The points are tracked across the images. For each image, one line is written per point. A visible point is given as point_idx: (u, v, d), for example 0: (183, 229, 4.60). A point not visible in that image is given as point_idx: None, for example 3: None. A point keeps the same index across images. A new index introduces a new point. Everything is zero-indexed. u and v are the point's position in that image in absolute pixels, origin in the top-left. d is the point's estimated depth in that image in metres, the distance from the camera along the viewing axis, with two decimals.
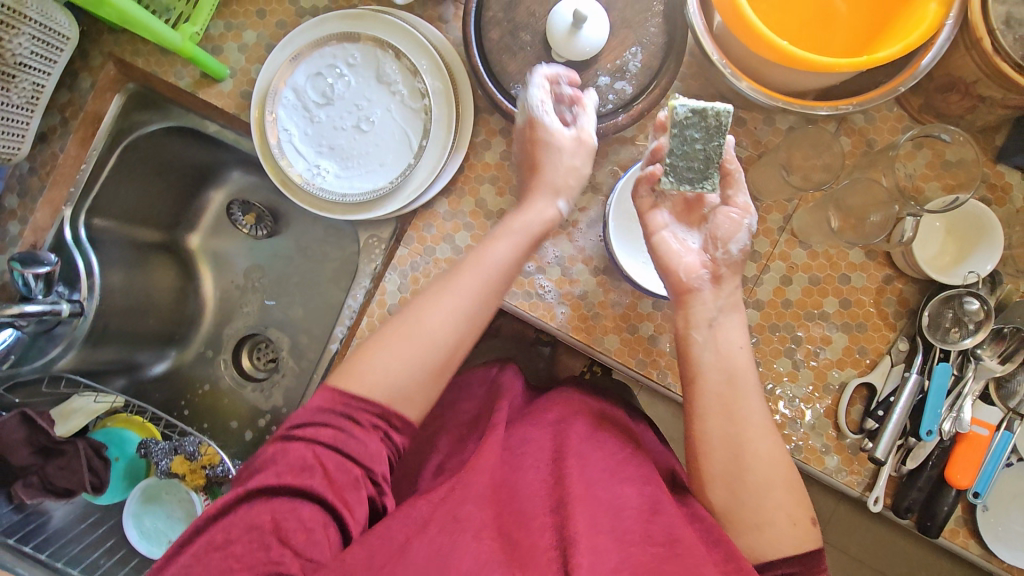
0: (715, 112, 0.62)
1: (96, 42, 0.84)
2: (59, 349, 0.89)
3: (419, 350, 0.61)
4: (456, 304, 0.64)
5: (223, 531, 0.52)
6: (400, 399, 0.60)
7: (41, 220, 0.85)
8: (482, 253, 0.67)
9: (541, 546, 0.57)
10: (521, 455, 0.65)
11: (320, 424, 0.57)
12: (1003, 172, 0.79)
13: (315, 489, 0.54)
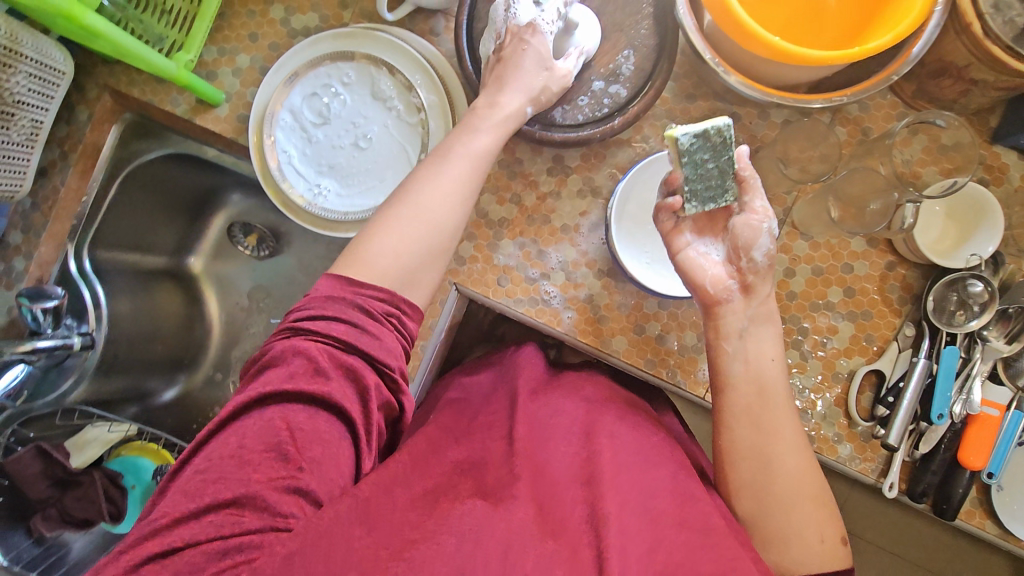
0: (717, 130, 0.62)
1: (91, 74, 0.84)
2: (70, 382, 0.90)
3: (421, 232, 0.63)
4: (453, 189, 0.65)
5: (236, 435, 0.51)
6: (403, 283, 0.62)
7: (45, 255, 0.85)
8: (470, 145, 0.67)
9: (574, 518, 0.57)
10: (549, 428, 0.66)
11: (331, 318, 0.58)
12: (999, 152, 0.79)
13: (331, 397, 0.54)
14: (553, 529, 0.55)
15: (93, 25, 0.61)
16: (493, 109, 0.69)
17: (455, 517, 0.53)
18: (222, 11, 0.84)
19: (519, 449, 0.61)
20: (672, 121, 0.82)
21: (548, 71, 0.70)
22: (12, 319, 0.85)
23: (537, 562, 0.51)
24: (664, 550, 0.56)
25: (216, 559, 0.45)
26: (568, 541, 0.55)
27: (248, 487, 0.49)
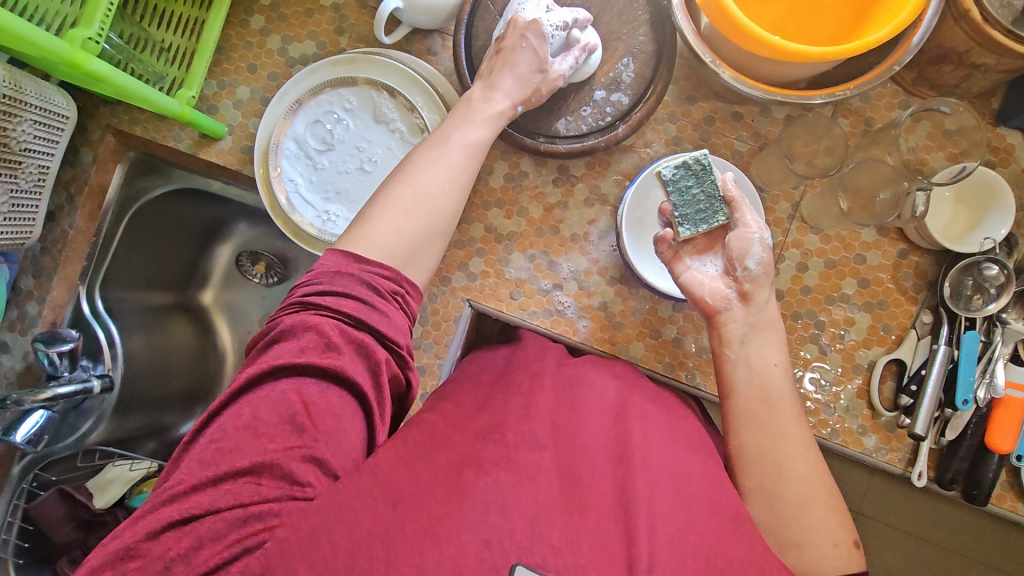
0: (694, 159, 0.70)
1: (93, 115, 0.85)
2: (89, 423, 0.91)
3: (422, 211, 0.62)
4: (451, 175, 0.65)
5: (250, 408, 0.50)
6: (405, 261, 0.61)
7: (58, 298, 0.86)
8: (467, 133, 0.67)
9: (600, 489, 0.54)
10: (576, 400, 0.62)
11: (339, 294, 0.56)
12: (1004, 134, 0.79)
13: (343, 372, 0.53)
14: (580, 502, 0.52)
15: (97, 71, 0.62)
16: (488, 104, 0.70)
17: (481, 491, 0.50)
18: (220, 45, 0.84)
19: (546, 419, 0.57)
20: (674, 124, 0.82)
21: (542, 73, 0.70)
22: (28, 364, 0.86)
23: (563, 535, 0.48)
24: (698, 530, 0.51)
25: (237, 526, 0.45)
26: (594, 514, 0.51)
27: (264, 457, 0.48)
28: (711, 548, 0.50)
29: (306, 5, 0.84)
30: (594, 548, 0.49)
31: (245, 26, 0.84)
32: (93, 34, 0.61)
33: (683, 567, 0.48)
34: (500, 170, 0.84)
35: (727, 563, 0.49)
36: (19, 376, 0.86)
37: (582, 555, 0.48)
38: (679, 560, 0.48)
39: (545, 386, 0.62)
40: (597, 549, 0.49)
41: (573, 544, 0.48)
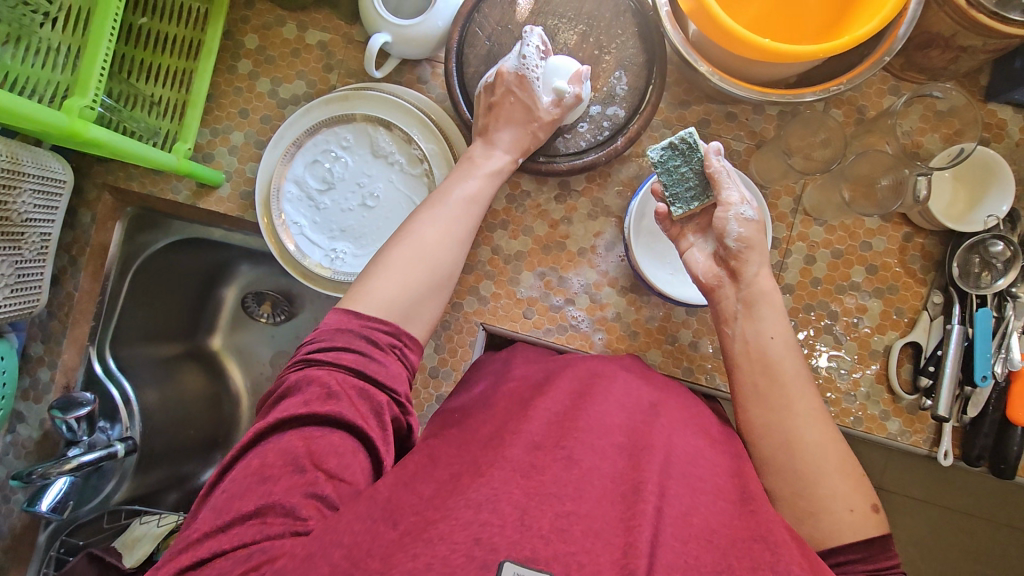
0: (679, 138, 0.66)
1: (88, 175, 0.85)
2: (112, 484, 0.92)
3: (424, 266, 0.62)
4: (449, 231, 0.65)
5: (260, 459, 0.50)
6: (407, 316, 0.60)
7: (69, 361, 0.87)
8: (463, 185, 0.68)
9: (600, 472, 0.51)
10: (595, 389, 0.60)
11: (339, 348, 0.55)
12: (994, 110, 0.80)
13: (346, 417, 0.52)
14: (576, 487, 0.49)
15: (95, 137, 0.62)
16: (488, 160, 0.71)
17: (474, 489, 0.47)
18: (210, 93, 0.84)
19: (546, 416, 0.55)
20: (670, 130, 0.83)
21: (537, 122, 0.72)
22: (46, 432, 0.88)
23: (554, 525, 0.46)
24: (702, 514, 0.49)
25: (242, 562, 0.44)
26: (591, 498, 0.49)
27: (272, 503, 0.47)
28: (719, 531, 0.48)
29: (293, 45, 0.84)
30: (587, 535, 0.46)
31: (233, 72, 0.84)
32: (89, 102, 0.61)
33: (687, 549, 0.46)
34: (501, 192, 0.84)
35: (733, 544, 0.47)
36: (38, 444, 0.88)
37: (574, 543, 0.45)
38: (683, 542, 0.46)
39: (556, 383, 0.61)
40: (590, 534, 0.46)
41: (564, 532, 0.46)
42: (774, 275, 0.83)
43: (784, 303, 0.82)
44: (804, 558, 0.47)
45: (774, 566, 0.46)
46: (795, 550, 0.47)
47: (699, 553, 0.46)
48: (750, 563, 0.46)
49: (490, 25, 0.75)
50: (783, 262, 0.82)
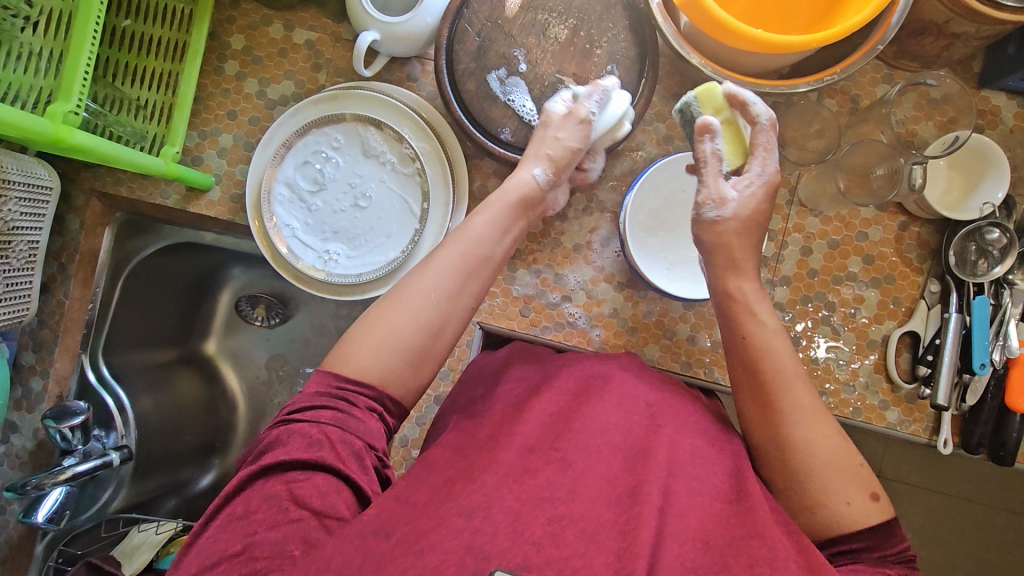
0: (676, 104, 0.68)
1: (76, 181, 0.84)
2: (109, 492, 0.91)
3: (410, 330, 0.57)
4: (435, 282, 0.60)
5: (244, 503, 0.48)
6: (391, 380, 0.56)
7: (62, 370, 0.86)
8: (465, 227, 0.64)
9: (594, 472, 0.51)
10: (591, 389, 0.59)
11: (317, 405, 0.53)
12: (988, 96, 0.80)
13: (327, 461, 0.50)
14: (569, 490, 0.49)
15: (80, 143, 0.61)
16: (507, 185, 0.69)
17: (466, 496, 0.48)
18: (197, 95, 0.83)
19: (541, 417, 0.55)
20: (663, 123, 0.82)
21: (551, 132, 0.71)
22: (40, 442, 0.87)
23: (546, 531, 0.46)
24: (697, 516, 0.50)
25: None
26: (585, 501, 0.49)
27: (256, 542, 0.45)
28: (715, 531, 0.48)
29: (280, 45, 0.83)
30: (580, 538, 0.46)
31: (220, 73, 0.83)
32: (73, 107, 0.59)
33: (685, 551, 0.46)
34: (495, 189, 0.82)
35: (731, 544, 0.47)
36: (32, 454, 0.87)
37: (566, 547, 0.46)
38: (681, 545, 0.46)
39: (554, 382, 0.60)
40: (583, 539, 0.47)
41: (556, 537, 0.46)
42: (770, 267, 0.82)
43: (781, 295, 0.82)
44: (803, 554, 0.47)
45: (772, 563, 0.46)
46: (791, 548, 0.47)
47: (696, 555, 0.46)
48: (748, 560, 0.46)
49: (479, 21, 0.74)
50: (780, 254, 0.82)
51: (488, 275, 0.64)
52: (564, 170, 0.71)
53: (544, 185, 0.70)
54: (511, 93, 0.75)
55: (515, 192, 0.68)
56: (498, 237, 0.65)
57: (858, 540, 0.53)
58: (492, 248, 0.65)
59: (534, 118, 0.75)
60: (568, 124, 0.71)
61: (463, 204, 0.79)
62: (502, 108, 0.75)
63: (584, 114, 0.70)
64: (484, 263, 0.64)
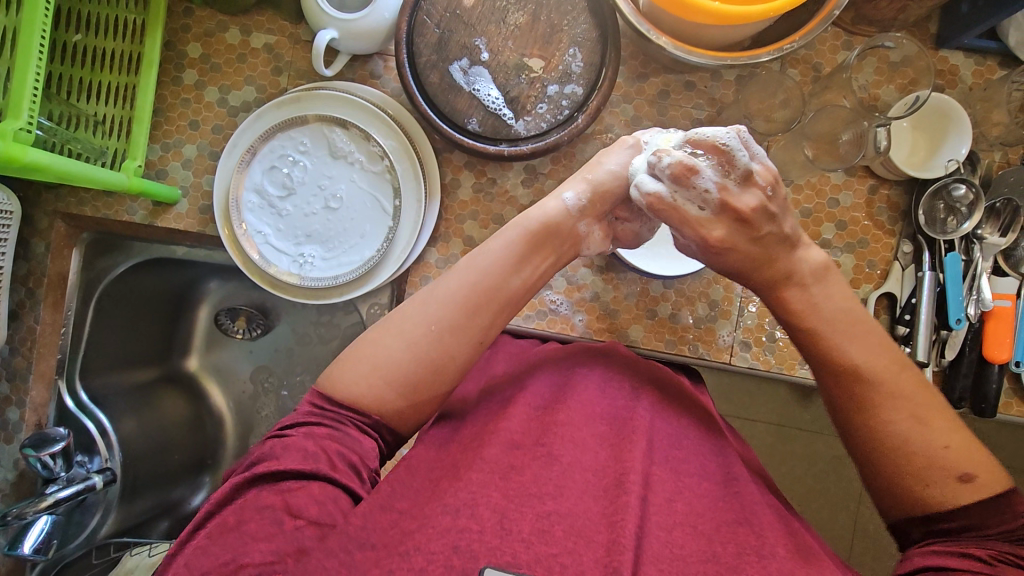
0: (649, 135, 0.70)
1: (38, 204, 0.82)
2: (97, 517, 0.89)
3: (410, 368, 0.55)
4: (435, 315, 0.57)
5: (236, 513, 0.47)
6: (390, 415, 0.55)
7: (38, 398, 0.85)
8: (473, 259, 0.61)
9: (581, 465, 0.51)
10: (575, 377, 0.60)
11: (311, 422, 0.53)
12: (947, 56, 0.81)
13: (322, 472, 0.49)
14: (556, 485, 0.49)
15: (35, 161, 0.59)
16: (540, 209, 0.64)
17: (451, 495, 0.47)
18: (157, 107, 0.82)
19: (526, 413, 0.55)
20: (630, 104, 0.82)
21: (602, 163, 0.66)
22: (21, 472, 0.86)
23: (533, 527, 0.46)
24: (687, 499, 0.51)
25: None
26: (572, 496, 0.49)
27: (249, 556, 0.44)
28: (704, 516, 0.50)
29: (238, 50, 0.81)
30: (569, 535, 0.46)
31: (178, 83, 0.82)
32: (24, 124, 0.58)
33: (671, 538, 0.47)
34: (467, 181, 0.81)
35: (718, 528, 0.49)
36: (14, 485, 0.86)
37: (555, 544, 0.45)
38: (667, 531, 0.47)
39: (536, 376, 0.60)
40: (571, 535, 0.46)
41: (545, 534, 0.46)
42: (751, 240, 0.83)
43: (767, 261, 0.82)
44: (789, 536, 0.50)
45: (760, 549, 0.48)
46: (780, 533, 0.50)
47: (684, 541, 0.48)
48: (735, 547, 0.48)
49: (437, 12, 0.74)
50: None
51: (499, 310, 0.60)
52: (602, 199, 0.65)
53: (574, 211, 0.64)
54: (476, 82, 0.74)
55: (538, 216, 0.63)
56: (509, 271, 0.61)
57: (953, 519, 0.52)
58: (503, 278, 0.60)
59: (500, 106, 0.74)
60: (618, 151, 0.66)
61: (436, 197, 0.79)
62: (467, 99, 0.74)
63: (635, 142, 0.67)
64: (497, 295, 0.60)
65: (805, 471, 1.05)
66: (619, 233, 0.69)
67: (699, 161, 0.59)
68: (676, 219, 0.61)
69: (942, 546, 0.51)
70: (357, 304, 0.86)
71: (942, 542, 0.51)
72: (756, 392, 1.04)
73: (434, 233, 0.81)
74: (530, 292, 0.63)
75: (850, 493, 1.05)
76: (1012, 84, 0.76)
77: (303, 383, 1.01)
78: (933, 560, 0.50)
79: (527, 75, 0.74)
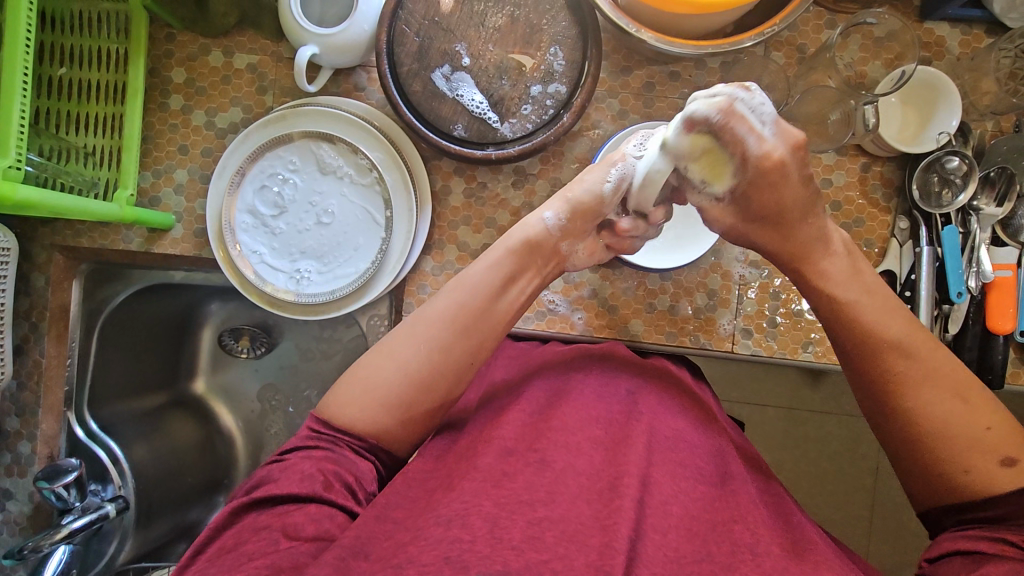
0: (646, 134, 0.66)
1: (35, 238, 0.83)
2: (115, 544, 0.90)
3: (409, 385, 0.56)
4: (427, 335, 0.57)
5: (235, 536, 0.48)
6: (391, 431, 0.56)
7: (48, 430, 0.86)
8: (461, 277, 0.61)
9: (576, 469, 0.51)
10: (570, 383, 0.60)
11: (308, 445, 0.54)
12: (932, 28, 0.80)
13: (316, 492, 0.50)
14: (549, 491, 0.49)
15: (26, 198, 0.60)
16: (521, 226, 0.64)
17: (444, 506, 0.48)
18: (147, 134, 0.82)
19: (521, 418, 0.56)
20: (616, 98, 0.82)
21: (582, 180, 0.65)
22: (36, 505, 0.87)
23: (525, 534, 0.46)
24: (681, 501, 0.51)
25: None
26: (565, 501, 0.49)
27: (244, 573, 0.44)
28: (699, 517, 0.50)
29: (221, 72, 0.82)
30: (560, 540, 0.46)
31: (165, 109, 0.82)
32: (13, 162, 0.59)
33: (667, 540, 0.47)
34: (457, 187, 0.82)
35: (714, 529, 0.49)
36: (30, 518, 0.87)
37: (547, 550, 0.45)
38: (662, 534, 0.47)
39: (534, 382, 0.61)
40: (564, 540, 0.46)
41: (537, 540, 0.46)
42: None
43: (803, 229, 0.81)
44: (780, 531, 0.51)
45: (754, 547, 0.48)
46: (774, 530, 0.50)
47: (679, 543, 0.48)
48: (730, 546, 0.48)
49: (416, 21, 0.73)
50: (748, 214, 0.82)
51: (488, 329, 0.60)
52: (581, 218, 0.65)
53: (554, 230, 0.64)
54: (459, 88, 0.74)
55: (519, 235, 0.63)
56: (496, 289, 0.61)
57: (989, 509, 0.52)
58: (493, 294, 0.61)
59: (484, 110, 0.74)
60: (598, 167, 0.65)
61: (427, 204, 0.80)
62: (451, 105, 0.74)
63: (618, 156, 0.65)
64: (485, 311, 0.60)
65: (818, 454, 1.05)
66: (616, 246, 0.69)
67: (739, 92, 0.55)
68: (737, 141, 0.56)
69: (977, 531, 0.51)
70: (357, 317, 0.86)
71: (974, 528, 0.52)
72: (765, 376, 1.03)
73: (428, 241, 0.82)
74: (516, 313, 0.63)
75: (864, 473, 1.04)
76: (999, 52, 0.76)
77: (309, 398, 1.01)
78: (961, 545, 0.51)
79: (511, 77, 0.74)
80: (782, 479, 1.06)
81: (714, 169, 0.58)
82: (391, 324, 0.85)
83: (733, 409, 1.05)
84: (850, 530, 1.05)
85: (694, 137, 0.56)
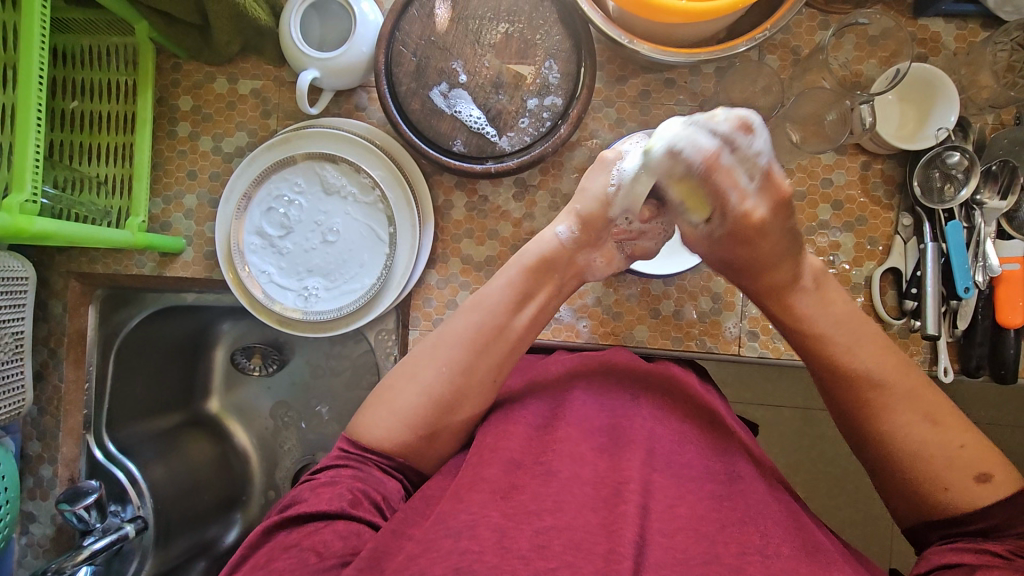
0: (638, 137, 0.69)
1: (52, 266, 0.85)
2: (136, 563, 0.91)
3: (416, 401, 0.57)
4: (446, 353, 0.59)
5: (267, 553, 0.50)
6: (400, 446, 0.57)
7: (69, 453, 0.88)
8: (475, 294, 0.62)
9: (581, 478, 0.52)
10: (570, 394, 0.61)
11: (338, 465, 0.56)
12: (926, 24, 0.80)
13: (344, 510, 0.51)
14: (555, 500, 0.50)
15: (41, 230, 0.62)
16: (534, 242, 0.65)
17: (453, 517, 0.48)
18: (156, 161, 0.85)
19: (525, 430, 0.57)
20: (612, 108, 0.83)
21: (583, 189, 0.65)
22: (59, 526, 0.89)
23: (532, 543, 0.47)
24: (689, 503, 0.51)
25: None
26: (571, 509, 0.50)
27: None
28: (706, 518, 0.50)
29: (227, 98, 0.84)
30: (567, 548, 0.47)
31: (173, 136, 0.84)
32: (28, 196, 0.61)
33: (673, 543, 0.48)
34: (459, 201, 0.83)
35: (722, 529, 0.49)
36: (53, 540, 0.89)
37: (553, 559, 0.46)
38: (668, 537, 0.48)
39: (537, 394, 0.62)
40: (570, 548, 0.47)
41: (544, 549, 0.47)
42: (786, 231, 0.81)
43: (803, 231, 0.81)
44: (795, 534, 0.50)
45: (763, 548, 0.48)
46: (783, 529, 0.50)
47: (686, 545, 0.48)
48: (738, 545, 0.48)
49: (413, 41, 0.75)
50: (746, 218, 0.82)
51: (506, 344, 0.61)
52: (592, 228, 0.64)
53: (568, 243, 0.64)
54: (457, 105, 0.76)
55: (533, 252, 0.64)
56: (513, 305, 0.62)
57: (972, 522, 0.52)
58: (509, 309, 0.61)
59: (483, 125, 0.76)
60: (597, 171, 0.65)
61: (430, 221, 0.81)
62: (449, 122, 0.76)
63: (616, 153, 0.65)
64: (503, 324, 0.61)
65: (836, 454, 1.04)
66: (631, 249, 0.69)
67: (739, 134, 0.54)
68: (720, 187, 0.56)
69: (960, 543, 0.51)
70: (366, 332, 0.87)
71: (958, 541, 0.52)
72: (778, 378, 1.03)
73: (432, 255, 0.83)
74: (533, 326, 0.64)
75: None
76: (995, 45, 0.76)
77: (322, 414, 1.02)
78: (950, 558, 0.51)
79: (507, 91, 0.75)
80: (801, 481, 1.05)
81: (696, 203, 0.58)
82: (399, 339, 0.86)
83: (747, 411, 1.05)
84: (873, 530, 1.03)
85: (670, 168, 0.56)
